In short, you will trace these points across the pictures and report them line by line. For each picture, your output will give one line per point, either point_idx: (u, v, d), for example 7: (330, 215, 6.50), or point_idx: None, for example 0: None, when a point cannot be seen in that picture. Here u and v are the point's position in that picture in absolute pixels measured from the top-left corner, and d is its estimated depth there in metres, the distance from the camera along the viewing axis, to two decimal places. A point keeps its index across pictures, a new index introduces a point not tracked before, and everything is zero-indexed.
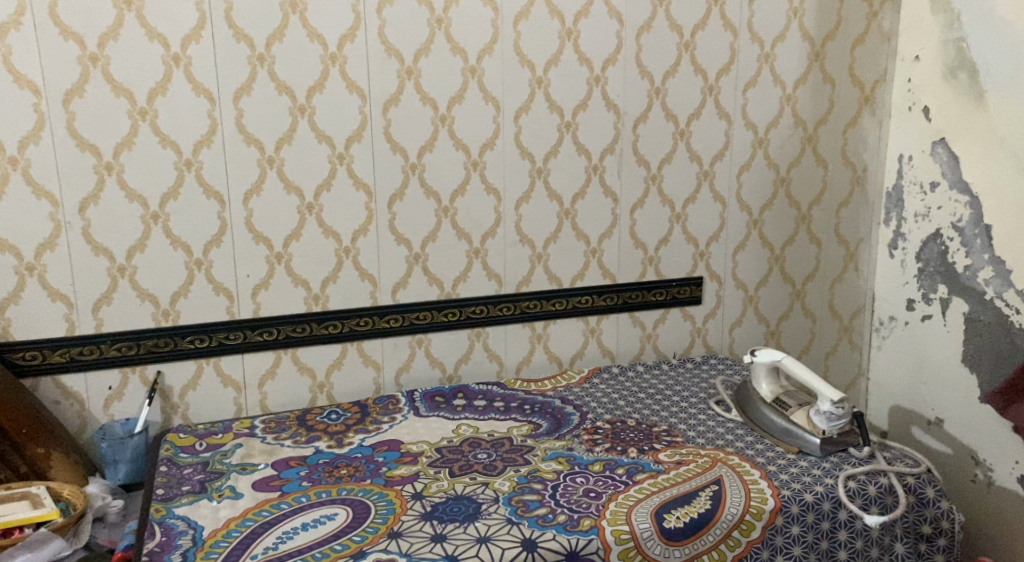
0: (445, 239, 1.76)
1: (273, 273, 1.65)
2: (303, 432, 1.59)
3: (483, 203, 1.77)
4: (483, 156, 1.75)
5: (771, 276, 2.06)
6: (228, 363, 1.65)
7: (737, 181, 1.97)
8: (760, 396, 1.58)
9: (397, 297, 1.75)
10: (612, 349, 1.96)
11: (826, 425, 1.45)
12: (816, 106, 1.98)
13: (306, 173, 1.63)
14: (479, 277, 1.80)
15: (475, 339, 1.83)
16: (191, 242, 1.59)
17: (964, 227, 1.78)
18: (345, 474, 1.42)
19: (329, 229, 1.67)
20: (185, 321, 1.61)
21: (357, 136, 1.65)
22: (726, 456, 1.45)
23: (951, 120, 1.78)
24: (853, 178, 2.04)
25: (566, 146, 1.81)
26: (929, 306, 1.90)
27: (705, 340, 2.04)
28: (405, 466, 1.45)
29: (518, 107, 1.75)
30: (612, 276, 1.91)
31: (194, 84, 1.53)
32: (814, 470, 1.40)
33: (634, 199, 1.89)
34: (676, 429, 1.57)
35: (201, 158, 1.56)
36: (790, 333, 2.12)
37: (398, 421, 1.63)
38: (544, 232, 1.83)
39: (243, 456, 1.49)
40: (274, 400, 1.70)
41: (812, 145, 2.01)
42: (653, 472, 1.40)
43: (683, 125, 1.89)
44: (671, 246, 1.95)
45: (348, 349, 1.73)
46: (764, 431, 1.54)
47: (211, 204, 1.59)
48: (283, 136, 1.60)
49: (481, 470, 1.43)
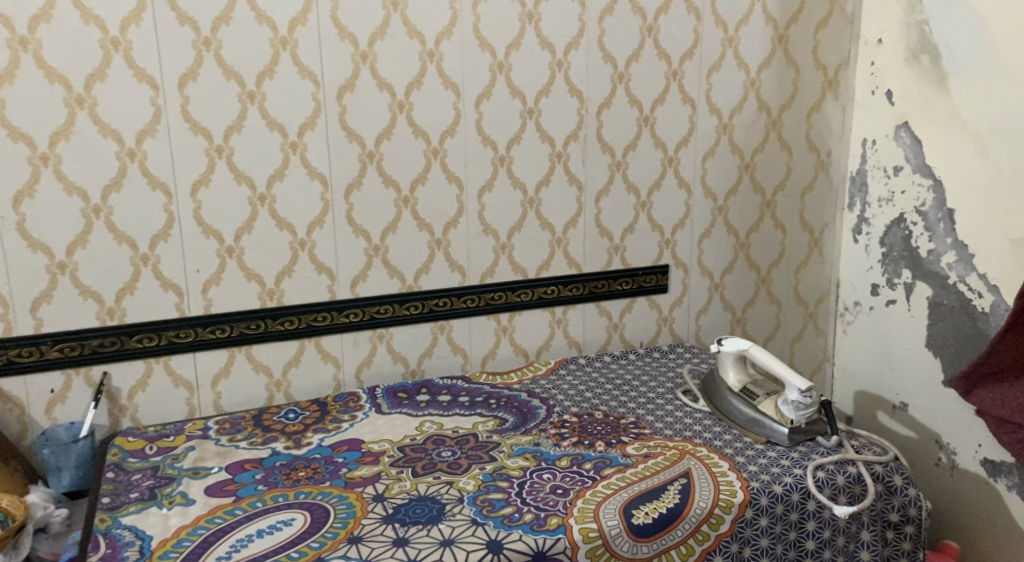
0: (405, 230, 1.70)
1: (224, 268, 1.58)
2: (259, 433, 1.53)
3: (444, 192, 1.72)
4: (443, 144, 1.69)
5: (736, 264, 2.04)
6: (179, 362, 1.58)
7: (702, 168, 1.94)
8: (728, 385, 1.56)
9: (356, 291, 1.69)
10: (579, 339, 1.92)
11: (794, 415, 1.43)
12: (780, 90, 1.96)
13: (258, 163, 1.56)
14: (441, 268, 1.75)
15: (439, 333, 1.78)
16: (136, 236, 1.51)
17: (928, 212, 1.78)
18: (303, 477, 1.37)
19: (283, 221, 1.61)
20: (132, 319, 1.54)
21: (311, 123, 1.58)
22: (694, 448, 1.43)
23: (914, 104, 1.78)
24: (817, 163, 2.02)
25: (529, 133, 1.76)
26: (893, 291, 1.90)
27: (672, 328, 2.02)
28: (366, 466, 1.40)
29: (478, 93, 1.70)
30: (578, 265, 1.88)
31: (134, 69, 1.45)
32: (783, 461, 1.38)
33: (599, 186, 1.85)
34: (644, 421, 1.54)
35: (145, 148, 1.49)
36: (757, 320, 2.11)
37: (359, 420, 1.58)
38: (507, 222, 1.78)
39: (196, 460, 1.42)
40: (228, 400, 1.63)
41: (776, 131, 1.98)
42: (621, 466, 1.37)
43: (647, 111, 1.85)
44: (637, 234, 1.92)
45: (306, 346, 1.67)
46: (732, 421, 1.51)
47: (156, 196, 1.51)
48: (233, 124, 1.53)
49: (445, 469, 1.38)
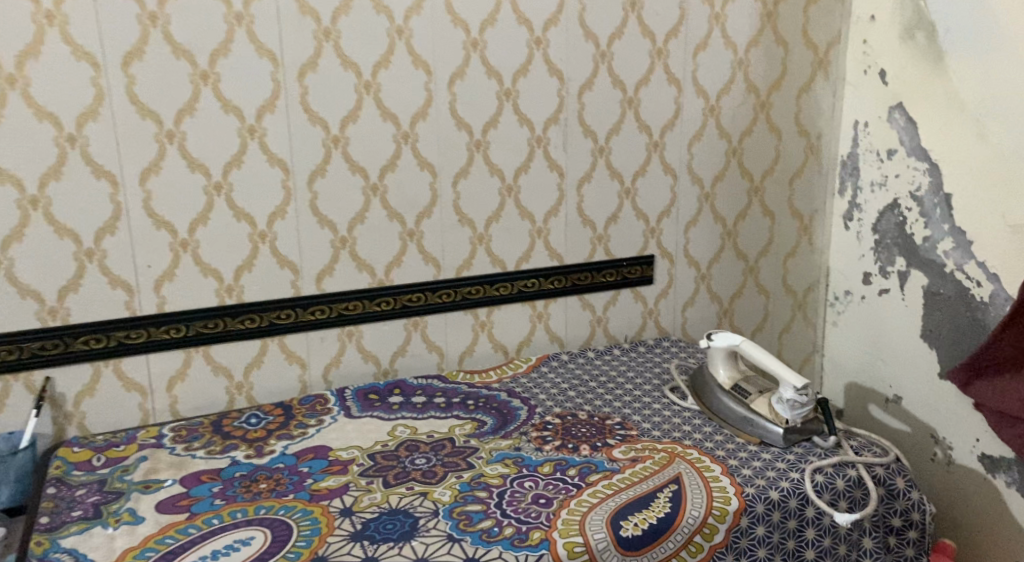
0: (374, 220, 1.59)
1: (178, 263, 1.46)
2: (218, 440, 1.41)
3: (416, 180, 1.61)
4: (415, 128, 1.58)
5: (723, 252, 1.94)
6: (130, 366, 1.46)
7: (688, 152, 1.85)
8: (718, 382, 1.46)
9: (322, 286, 1.58)
10: (561, 334, 1.83)
11: (789, 414, 1.34)
12: (769, 69, 1.86)
13: (213, 148, 1.45)
14: (414, 261, 1.64)
15: (412, 329, 1.67)
16: (80, 229, 1.39)
17: (924, 197, 1.70)
18: (264, 490, 1.26)
19: (241, 211, 1.49)
20: (76, 320, 1.41)
21: (270, 105, 1.47)
22: (684, 450, 1.34)
23: (908, 83, 1.70)
24: (806, 146, 1.92)
25: (506, 116, 1.65)
26: (886, 279, 1.83)
27: (658, 321, 1.93)
28: (333, 477, 1.29)
29: (451, 73, 1.59)
30: (559, 256, 1.78)
31: (72, 46, 1.33)
32: (779, 464, 1.29)
33: (581, 172, 1.75)
34: (631, 421, 1.45)
35: (86, 133, 1.36)
36: (744, 311, 2.00)
37: (326, 424, 1.47)
38: (484, 211, 1.68)
39: (147, 472, 1.31)
40: (185, 404, 1.52)
41: (765, 113, 1.88)
42: (607, 472, 1.28)
43: (630, 92, 1.75)
44: (620, 223, 1.82)
45: (268, 345, 1.56)
46: (722, 420, 1.42)
47: (101, 186, 1.39)
48: (184, 107, 1.41)
49: (419, 478, 1.28)
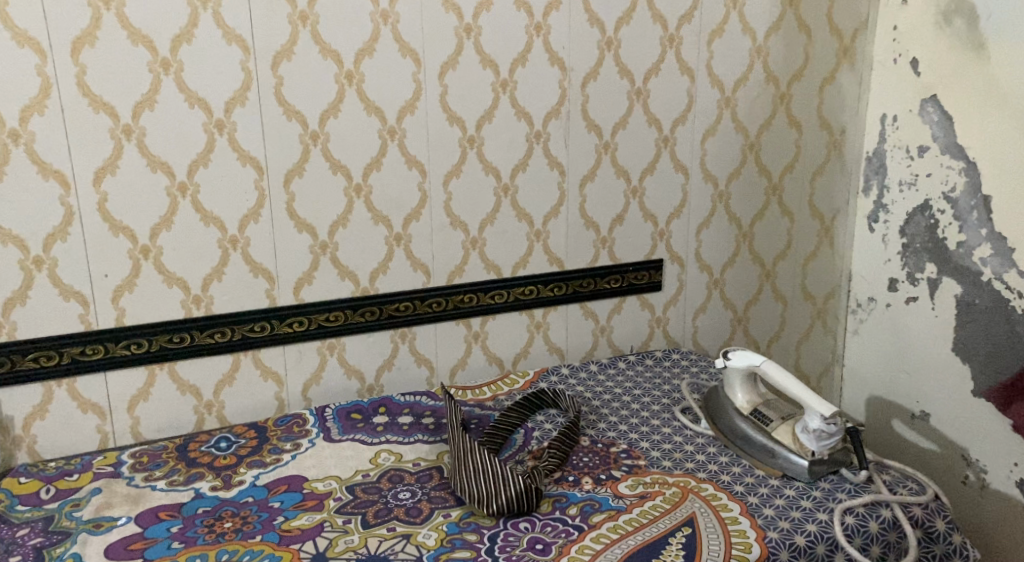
0: (358, 224, 1.45)
1: (139, 271, 1.32)
2: (183, 468, 1.28)
3: (403, 180, 1.46)
4: (402, 122, 1.44)
5: (738, 256, 1.81)
6: (86, 385, 1.32)
7: (700, 148, 1.70)
8: (736, 406, 1.32)
9: (301, 296, 1.44)
10: (561, 345, 1.69)
11: (816, 446, 1.20)
12: (789, 59, 1.72)
13: (176, 146, 1.30)
14: (402, 267, 1.50)
15: (400, 341, 1.54)
16: (26, 235, 1.25)
17: (959, 199, 1.50)
18: (228, 530, 1.13)
19: (209, 215, 1.35)
20: (24, 335, 1.28)
21: (240, 98, 1.32)
22: (698, 485, 1.20)
23: (944, 74, 1.50)
24: (829, 142, 1.76)
25: (502, 110, 1.51)
26: (915, 287, 1.62)
27: (666, 330, 1.79)
28: (306, 514, 1.16)
29: (442, 62, 1.44)
30: (559, 261, 1.64)
31: (13, 30, 1.18)
32: (804, 502, 1.15)
33: (584, 170, 1.61)
34: (638, 449, 1.32)
35: (32, 128, 1.22)
36: (761, 318, 1.88)
37: (303, 449, 1.34)
38: (478, 213, 1.54)
39: (100, 508, 1.17)
40: (149, 426, 1.38)
41: (785, 105, 1.75)
42: (612, 512, 1.14)
43: (639, 83, 1.60)
44: (626, 225, 1.68)
45: (241, 361, 1.42)
46: (740, 450, 1.28)
47: (50, 187, 1.24)
48: (143, 99, 1.26)
49: (403, 517, 1.15)
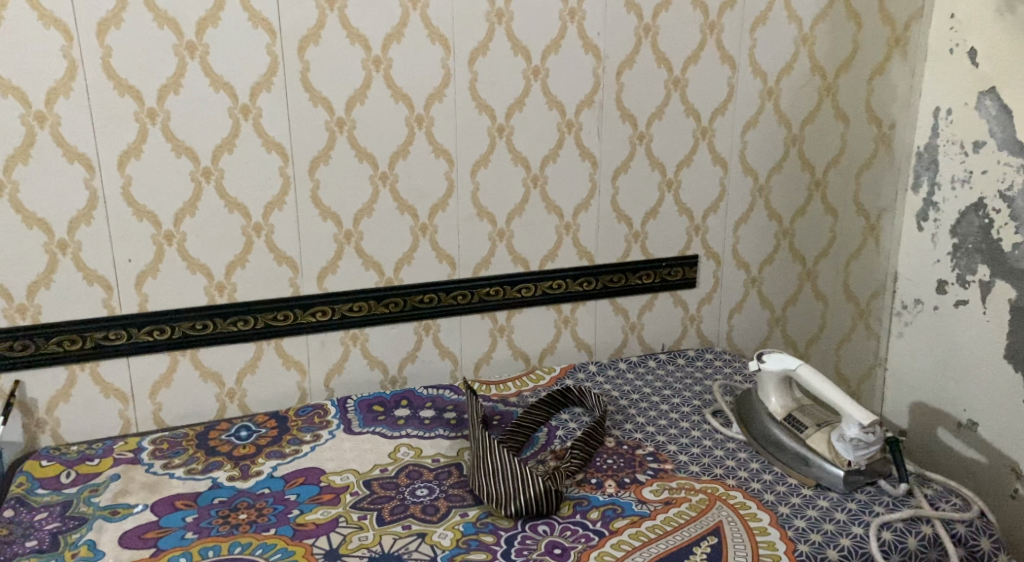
0: (383, 213, 1.42)
1: (162, 257, 1.31)
2: (202, 457, 1.27)
3: (429, 169, 1.43)
4: (430, 110, 1.40)
5: (778, 253, 1.73)
6: (110, 370, 1.32)
7: (741, 140, 1.63)
8: (770, 411, 1.25)
9: (325, 285, 1.42)
10: (589, 341, 1.65)
11: (852, 456, 1.13)
12: (835, 49, 1.63)
13: (201, 130, 1.28)
14: (427, 258, 1.47)
15: (424, 333, 1.51)
16: (50, 218, 1.24)
17: (1015, 197, 1.41)
18: (243, 522, 1.11)
19: (234, 201, 1.33)
20: (48, 318, 1.27)
21: (266, 83, 1.30)
22: (726, 493, 1.15)
23: (1005, 65, 1.40)
24: (877, 136, 1.69)
25: (534, 98, 1.46)
26: (965, 289, 1.54)
27: (700, 329, 1.73)
28: (322, 508, 1.14)
29: (472, 49, 1.40)
30: (589, 256, 1.59)
31: (40, 11, 1.17)
32: (838, 514, 1.09)
33: (617, 161, 1.56)
34: (665, 452, 1.27)
35: (57, 111, 1.21)
36: (799, 319, 1.79)
37: (322, 441, 1.32)
38: (506, 205, 1.50)
39: (117, 495, 1.17)
40: (171, 412, 1.38)
41: (830, 97, 1.65)
42: (635, 518, 1.09)
43: (677, 72, 1.54)
44: (661, 219, 1.62)
45: (264, 349, 1.41)
46: (773, 456, 1.22)
47: (74, 170, 1.24)
48: (168, 83, 1.25)
49: (419, 515, 1.12)
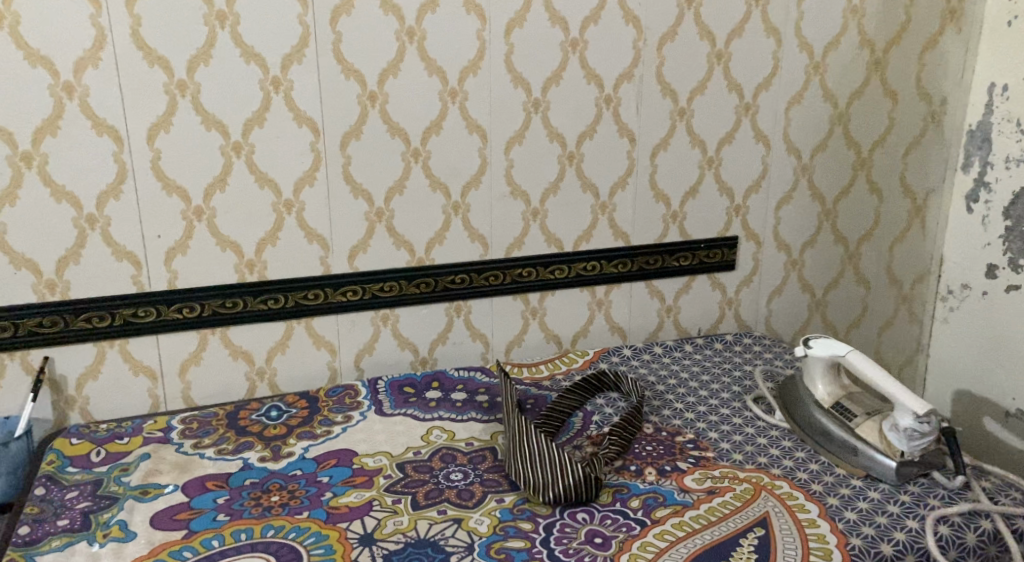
0: (415, 190, 1.38)
1: (192, 233, 1.29)
2: (232, 437, 1.25)
3: (463, 145, 1.39)
4: (464, 84, 1.36)
5: (819, 235, 1.67)
6: (139, 347, 1.30)
7: (785, 117, 1.57)
8: (816, 399, 1.21)
9: (355, 264, 1.39)
10: (623, 325, 1.60)
11: (906, 446, 1.08)
12: (887, 20, 1.57)
13: (231, 103, 1.25)
14: (459, 237, 1.43)
15: (455, 314, 1.47)
16: (79, 192, 1.22)
17: None
18: (275, 504, 1.09)
19: (264, 177, 1.30)
20: (77, 294, 1.25)
21: (297, 55, 1.26)
22: (772, 482, 1.11)
23: None
24: (927, 114, 1.62)
25: (571, 71, 1.42)
26: (1017, 274, 1.47)
27: (737, 313, 1.68)
28: (355, 491, 1.11)
29: (509, 20, 1.35)
30: (625, 236, 1.54)
31: None
32: (891, 506, 1.04)
33: (656, 139, 1.50)
34: (706, 439, 1.23)
35: (86, 81, 1.18)
36: (840, 303, 1.73)
37: (353, 422, 1.29)
38: (541, 183, 1.46)
39: (148, 474, 1.15)
40: (200, 391, 1.36)
41: (879, 73, 1.59)
42: (678, 507, 1.06)
43: (720, 45, 1.49)
44: (700, 199, 1.57)
45: (293, 329, 1.38)
46: (819, 445, 1.18)
47: (103, 142, 1.21)
48: (198, 53, 1.21)
49: (454, 500, 1.09)
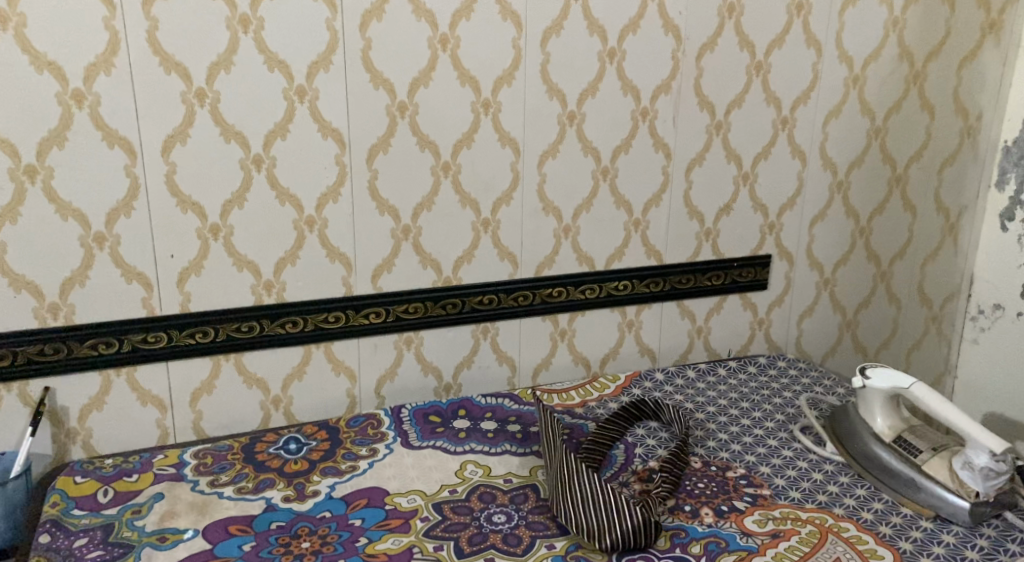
0: (443, 206, 1.30)
1: (207, 252, 1.19)
2: (251, 474, 1.16)
3: (496, 159, 1.31)
4: (497, 95, 1.28)
5: (852, 253, 1.62)
6: (148, 376, 1.20)
7: (821, 131, 1.52)
8: (875, 432, 1.15)
9: (379, 284, 1.30)
10: (653, 346, 1.53)
11: (981, 487, 1.02)
12: (926, 33, 1.51)
13: (253, 113, 1.16)
14: (487, 256, 1.35)
15: (482, 337, 1.39)
16: (87, 208, 1.12)
17: None
18: (307, 552, 1.00)
19: (285, 192, 1.21)
20: (82, 319, 1.15)
21: (324, 62, 1.17)
22: (837, 524, 1.04)
23: None
24: (963, 130, 1.57)
25: (608, 82, 1.34)
26: None
27: (768, 333, 1.62)
28: (392, 537, 1.03)
29: (546, 28, 1.28)
30: (657, 255, 1.48)
31: None
32: (970, 552, 0.99)
33: (692, 153, 1.44)
34: (758, 474, 1.16)
35: (97, 89, 1.08)
36: (870, 324, 1.68)
37: (380, 456, 1.21)
38: (573, 199, 1.38)
39: (164, 518, 1.05)
40: (212, 422, 1.26)
41: (918, 86, 1.54)
42: (743, 553, 0.99)
43: (760, 56, 1.42)
44: (734, 215, 1.51)
45: (312, 354, 1.29)
46: (880, 482, 1.12)
47: (114, 155, 1.11)
48: (219, 60, 1.12)
49: (501, 546, 1.01)
